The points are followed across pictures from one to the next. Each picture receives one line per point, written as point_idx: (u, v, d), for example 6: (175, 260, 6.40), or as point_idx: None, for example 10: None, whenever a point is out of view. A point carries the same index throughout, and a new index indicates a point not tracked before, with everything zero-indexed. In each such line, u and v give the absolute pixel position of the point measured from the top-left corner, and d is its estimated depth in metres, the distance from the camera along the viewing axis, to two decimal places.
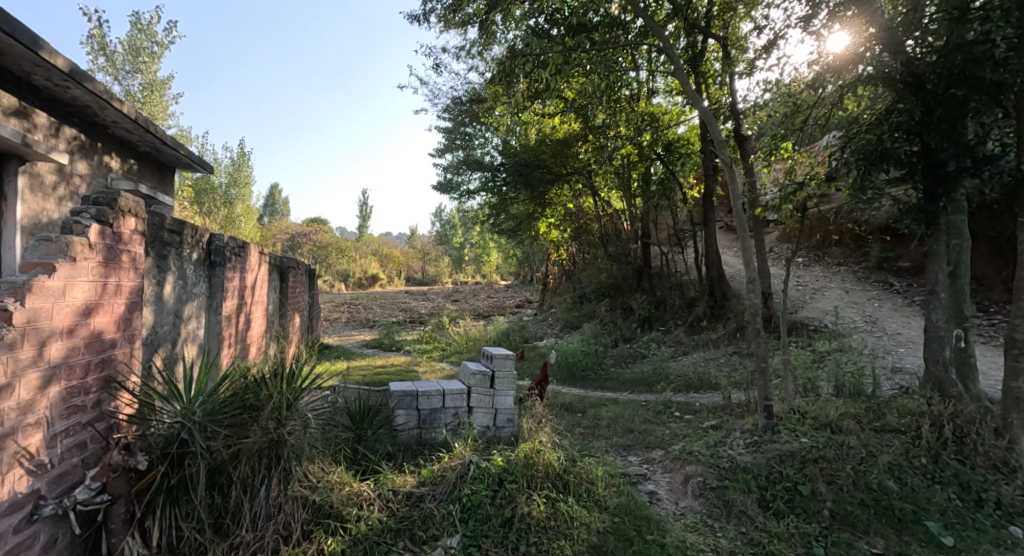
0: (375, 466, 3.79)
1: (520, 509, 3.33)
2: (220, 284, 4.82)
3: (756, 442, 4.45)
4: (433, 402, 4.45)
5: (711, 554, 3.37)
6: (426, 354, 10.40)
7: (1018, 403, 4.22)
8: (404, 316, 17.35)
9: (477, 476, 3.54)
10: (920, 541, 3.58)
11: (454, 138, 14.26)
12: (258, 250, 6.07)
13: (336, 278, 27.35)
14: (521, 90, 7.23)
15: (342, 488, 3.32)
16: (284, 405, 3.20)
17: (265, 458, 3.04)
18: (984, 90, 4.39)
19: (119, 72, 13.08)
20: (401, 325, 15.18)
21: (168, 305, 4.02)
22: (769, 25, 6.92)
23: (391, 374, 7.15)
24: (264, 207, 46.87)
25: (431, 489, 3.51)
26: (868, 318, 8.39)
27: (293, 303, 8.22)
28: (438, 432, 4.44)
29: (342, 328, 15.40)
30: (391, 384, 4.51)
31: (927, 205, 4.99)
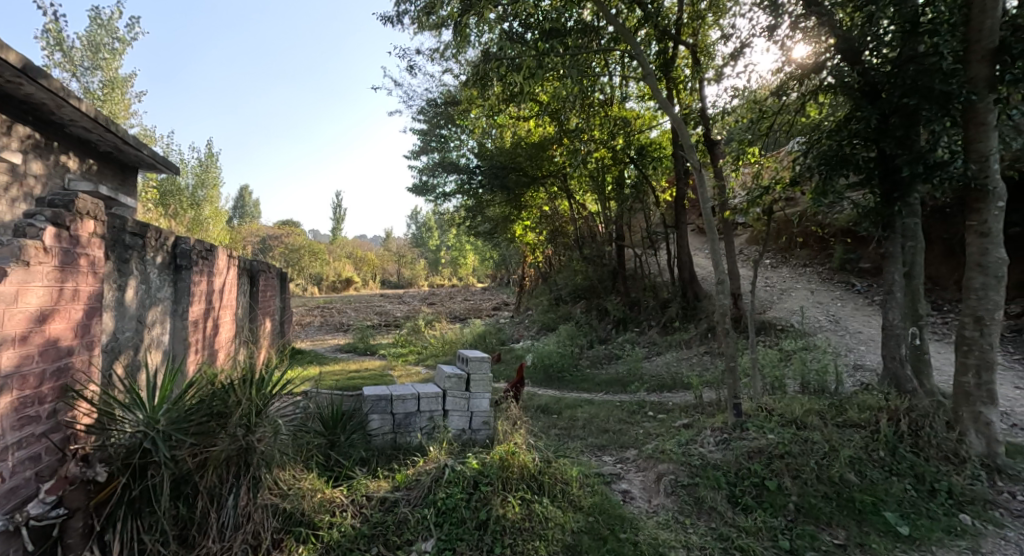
0: (348, 471, 3.80)
1: (495, 512, 3.39)
2: (186, 289, 4.79)
3: (726, 440, 4.61)
4: (408, 406, 4.48)
5: (682, 551, 3.47)
6: (402, 357, 10.40)
7: (968, 397, 4.44)
8: (380, 319, 17.28)
9: (451, 479, 3.60)
10: (879, 531, 3.74)
11: (429, 140, 14.29)
12: (227, 253, 6.02)
13: (309, 281, 27.07)
14: (494, 93, 7.31)
15: (314, 495, 3.32)
16: (253, 412, 3.22)
17: (233, 466, 3.08)
18: (934, 99, 4.53)
19: (78, 68, 12.74)
20: (376, 329, 15.14)
21: (130, 311, 3.99)
22: (735, 33, 7.15)
23: (366, 378, 7.15)
24: (235, 208, 46.23)
25: (406, 494, 3.56)
26: (832, 318, 8.68)
27: (264, 308, 8.15)
28: (413, 436, 4.47)
29: (316, 332, 15.26)
30: (365, 388, 4.52)
31: (884, 208, 5.19)
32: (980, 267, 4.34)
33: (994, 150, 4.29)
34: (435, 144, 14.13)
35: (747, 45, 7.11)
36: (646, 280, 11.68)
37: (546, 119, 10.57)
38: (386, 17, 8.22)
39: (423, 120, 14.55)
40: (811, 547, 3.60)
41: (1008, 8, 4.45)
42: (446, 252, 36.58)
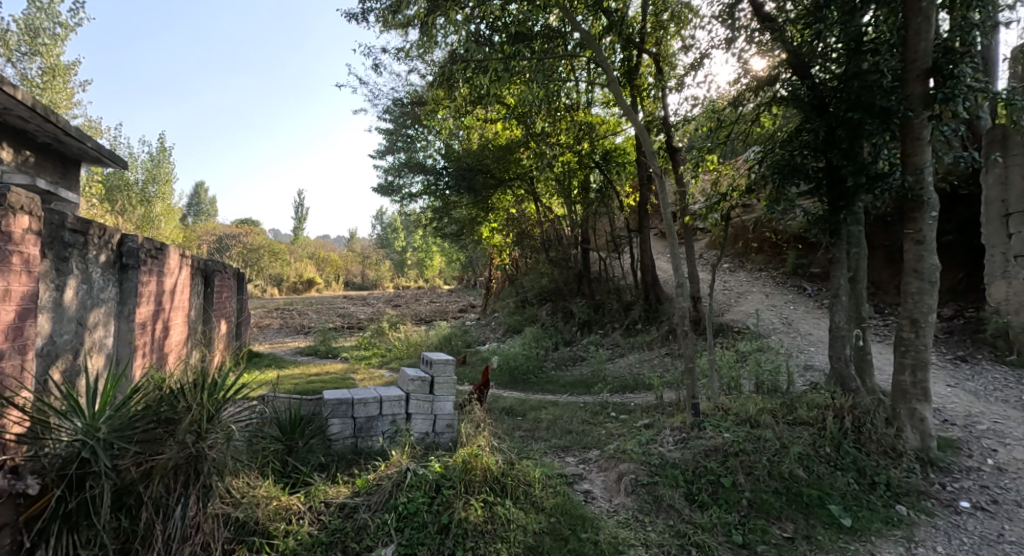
0: (306, 477, 3.81)
1: (457, 515, 3.45)
2: (132, 289, 4.71)
3: (685, 439, 4.77)
4: (370, 409, 4.51)
5: (641, 549, 3.59)
6: (365, 360, 10.33)
7: (904, 395, 4.71)
8: (342, 322, 17.08)
9: (413, 483, 3.64)
10: (824, 524, 3.96)
11: (395, 140, 14.24)
12: (178, 252, 5.93)
13: (269, 282, 26.54)
14: (461, 95, 7.38)
15: (269, 503, 3.35)
16: (204, 417, 3.19)
17: (182, 475, 3.05)
18: (876, 114, 4.82)
19: (14, 53, 12.25)
20: (337, 332, 14.98)
21: (70, 313, 3.90)
22: (695, 44, 7.41)
23: (327, 381, 7.10)
24: (190, 208, 45.00)
25: (365, 500, 3.58)
26: (785, 320, 9.02)
27: (218, 310, 7.99)
28: (375, 440, 4.50)
29: (275, 335, 15.00)
30: (325, 392, 4.52)
31: (831, 216, 5.44)
32: (916, 273, 4.61)
33: (928, 164, 4.56)
34: (401, 144, 14.09)
35: (706, 57, 7.36)
36: (610, 283, 11.89)
37: (513, 123, 10.70)
38: (350, 13, 8.21)
39: (388, 120, 14.50)
40: (762, 541, 3.79)
41: (939, 31, 4.77)
42: (412, 254, 36.39)
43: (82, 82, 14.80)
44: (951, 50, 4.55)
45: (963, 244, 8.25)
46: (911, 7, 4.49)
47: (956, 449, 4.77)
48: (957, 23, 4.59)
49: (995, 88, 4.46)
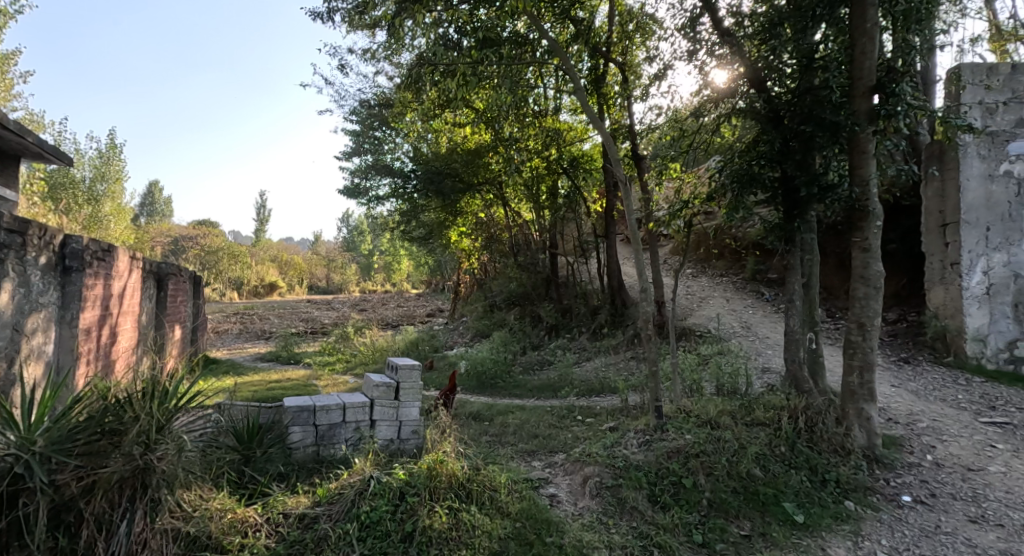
0: (264, 487, 3.79)
1: (422, 523, 3.48)
2: (75, 293, 4.60)
3: (648, 441, 4.88)
4: (333, 417, 4.50)
5: (604, 551, 3.68)
6: (329, 366, 10.25)
7: (853, 395, 4.93)
8: (305, 326, 16.81)
9: (377, 491, 3.66)
10: (778, 521, 4.12)
11: (363, 141, 14.16)
12: (127, 255, 5.82)
13: (228, 285, 25.88)
14: (430, 98, 7.41)
15: (223, 516, 3.29)
16: (153, 428, 3.18)
17: (127, 489, 3.04)
18: (826, 128, 5.06)
19: None
20: (301, 337, 14.74)
21: (5, 317, 3.80)
22: (658, 55, 7.63)
23: (287, 388, 7.01)
24: (142, 208, 43.70)
25: (326, 509, 3.56)
26: (744, 324, 9.31)
27: (173, 314, 7.81)
28: (337, 448, 4.50)
29: (235, 340, 14.71)
30: (286, 399, 4.47)
31: (786, 224, 5.64)
32: (862, 279, 4.84)
33: (872, 176, 4.81)
34: (368, 146, 13.98)
35: (669, 67, 7.58)
36: (578, 288, 12.00)
37: (481, 127, 10.81)
38: (315, 13, 8.21)
39: (355, 121, 14.42)
40: (721, 539, 3.93)
41: (883, 51, 5.02)
42: (380, 258, 36.04)
43: (23, 73, 14.29)
44: (894, 70, 4.82)
45: (906, 252, 8.67)
46: (858, 29, 4.74)
47: (899, 446, 5.03)
48: (897, 45, 4.85)
49: (932, 106, 4.75)
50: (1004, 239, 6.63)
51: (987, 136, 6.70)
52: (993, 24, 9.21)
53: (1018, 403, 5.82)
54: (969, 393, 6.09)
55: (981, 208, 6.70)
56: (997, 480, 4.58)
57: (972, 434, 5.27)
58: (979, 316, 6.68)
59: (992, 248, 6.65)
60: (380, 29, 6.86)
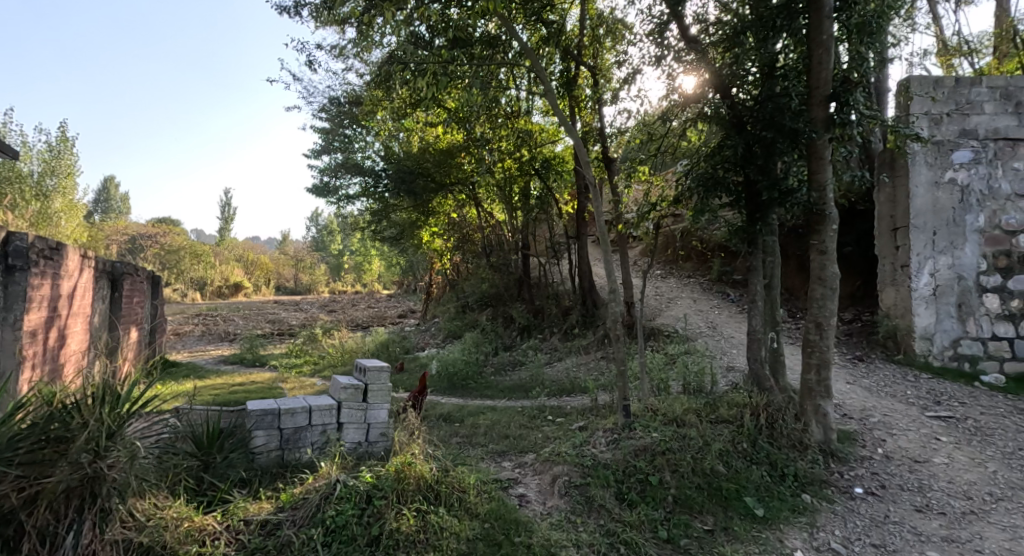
0: (225, 494, 3.74)
1: (389, 525, 3.49)
2: (18, 294, 4.46)
3: (616, 440, 4.96)
4: (298, 420, 4.48)
5: (572, 549, 3.73)
6: (296, 368, 10.13)
7: (811, 392, 5.10)
8: (271, 328, 16.57)
9: (343, 495, 3.65)
10: (740, 515, 4.26)
11: (332, 139, 14.04)
12: (77, 254, 5.69)
13: (190, 286, 25.30)
14: (400, 96, 7.41)
15: (179, 525, 3.25)
16: (104, 435, 3.14)
17: (75, 499, 2.99)
18: (786, 135, 5.25)
19: None
20: (266, 339, 14.49)
21: None
22: (627, 59, 7.79)
23: (252, 392, 6.91)
24: (96, 204, 42.45)
25: (291, 515, 3.56)
26: (710, 324, 9.52)
27: (127, 315, 7.62)
28: (303, 451, 4.47)
29: (196, 342, 14.42)
30: (248, 404, 4.44)
31: (748, 227, 5.80)
32: (819, 280, 5.02)
33: (829, 181, 5.00)
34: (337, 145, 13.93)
35: (638, 72, 7.73)
36: (550, 288, 12.06)
37: (453, 127, 10.85)
38: (282, 6, 8.13)
39: (325, 118, 14.29)
40: (685, 534, 4.05)
41: (839, 61, 5.20)
42: (350, 258, 35.69)
43: None
44: (849, 80, 5.02)
45: (861, 255, 9.00)
46: (815, 39, 4.92)
47: (854, 441, 5.24)
48: (852, 56, 5.04)
49: (883, 115, 4.97)
50: (949, 243, 6.94)
51: (934, 145, 7.01)
52: (941, 37, 9.67)
53: (962, 399, 6.13)
54: (917, 389, 6.38)
55: (928, 213, 6.99)
56: (941, 470, 4.82)
57: (918, 427, 5.52)
58: (927, 315, 6.96)
59: (939, 251, 6.94)
60: (348, 26, 6.84)
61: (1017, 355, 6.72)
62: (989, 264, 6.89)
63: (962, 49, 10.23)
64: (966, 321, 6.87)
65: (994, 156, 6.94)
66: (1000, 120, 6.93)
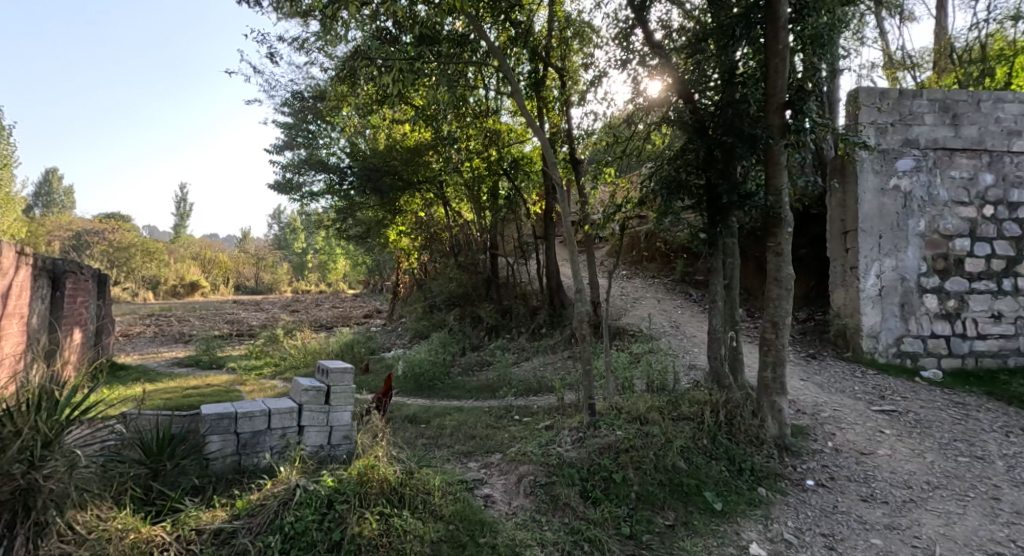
0: (175, 503, 3.68)
1: (350, 531, 3.48)
2: None
3: (582, 438, 5.03)
4: (257, 424, 4.43)
5: (537, 548, 3.80)
6: (256, 370, 9.93)
7: (768, 389, 5.28)
8: (229, 329, 16.18)
9: (303, 500, 3.62)
10: (699, 509, 4.40)
11: (297, 134, 13.93)
12: (10, 251, 5.49)
13: (141, 285, 24.47)
14: (364, 92, 7.33)
15: (124, 537, 3.16)
16: (39, 445, 3.14)
17: (9, 512, 2.96)
18: (745, 140, 5.42)
19: None
20: (224, 340, 14.13)
21: None
22: (594, 62, 7.94)
23: (208, 396, 6.78)
24: (39, 200, 40.65)
25: (246, 522, 3.53)
26: (673, 323, 9.73)
27: (69, 316, 7.37)
28: (261, 456, 4.43)
29: (147, 345, 13.94)
30: (203, 408, 4.37)
31: (709, 228, 5.95)
32: (776, 281, 5.20)
33: (785, 186, 5.18)
34: (303, 139, 13.81)
35: (605, 76, 7.87)
36: (518, 288, 12.10)
37: (420, 125, 10.81)
38: None
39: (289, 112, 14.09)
40: (647, 530, 4.16)
41: (795, 70, 5.39)
42: (313, 258, 35.19)
43: None
44: (803, 89, 5.22)
45: (815, 257, 9.34)
46: (771, 49, 5.10)
47: (806, 435, 5.45)
48: (807, 66, 5.24)
49: (834, 124, 5.19)
50: (893, 246, 7.28)
51: (880, 153, 7.33)
52: (890, 50, 10.11)
53: (904, 393, 6.44)
54: (864, 384, 6.67)
55: (874, 218, 7.30)
56: (884, 461, 5.07)
57: (866, 421, 5.79)
58: (873, 314, 7.26)
59: (885, 254, 7.27)
60: (313, 19, 6.74)
61: (952, 351, 7.15)
62: (928, 266, 7.26)
63: (906, 63, 10.73)
64: (909, 320, 7.22)
65: (933, 164, 7.33)
66: (939, 131, 7.31)
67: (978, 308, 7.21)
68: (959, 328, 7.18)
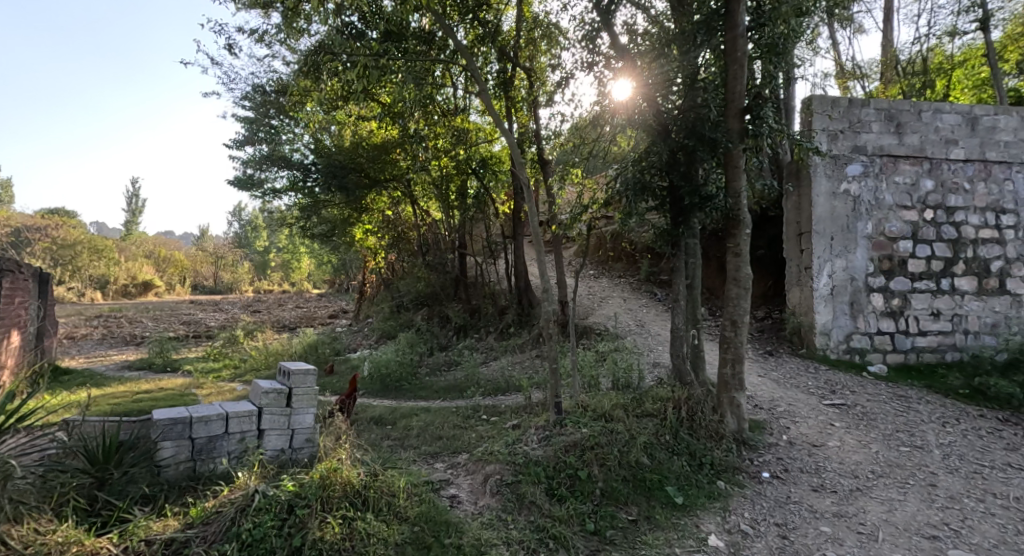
0: (123, 513, 3.63)
1: (311, 536, 3.47)
2: None
3: (547, 436, 5.08)
4: (213, 428, 4.37)
5: (502, 547, 3.85)
6: (214, 374, 9.71)
7: (727, 385, 5.43)
8: (185, 330, 15.70)
9: (262, 506, 3.61)
10: (662, 504, 4.51)
11: (257, 130, 13.79)
12: None
13: (88, 285, 23.58)
14: (328, 88, 7.23)
15: (67, 550, 3.17)
16: None
17: None
18: (706, 144, 5.57)
19: None
20: (180, 343, 13.74)
21: None
22: (560, 64, 8.03)
23: (160, 400, 6.62)
24: None
25: (200, 531, 3.49)
26: (638, 322, 9.91)
27: (6, 318, 7.10)
28: (217, 462, 4.37)
29: (95, 348, 13.42)
30: (156, 413, 4.30)
31: (672, 230, 6.07)
32: (735, 280, 5.37)
33: (743, 189, 5.35)
34: (264, 135, 13.70)
35: (571, 77, 7.98)
36: (486, 288, 12.13)
37: (387, 122, 10.73)
38: None
39: (250, 106, 13.85)
40: (611, 526, 4.25)
41: (754, 77, 5.58)
42: (276, 257, 34.54)
43: None
44: (760, 95, 5.41)
45: (772, 257, 9.64)
46: (731, 56, 5.28)
47: (763, 429, 5.64)
48: (766, 73, 5.41)
49: (789, 130, 5.39)
50: (844, 247, 7.57)
51: (832, 158, 7.60)
52: (841, 60, 10.53)
53: (852, 387, 6.73)
54: (817, 379, 6.93)
55: (827, 220, 7.57)
56: (834, 452, 5.29)
57: (818, 414, 6.02)
58: (825, 313, 7.54)
59: (836, 255, 7.55)
60: (274, 11, 6.62)
61: (897, 347, 7.49)
62: (876, 267, 7.59)
63: (857, 73, 11.18)
64: (857, 317, 7.53)
65: (880, 170, 7.65)
66: (885, 138, 7.63)
67: (919, 306, 7.57)
68: (903, 325, 7.53)
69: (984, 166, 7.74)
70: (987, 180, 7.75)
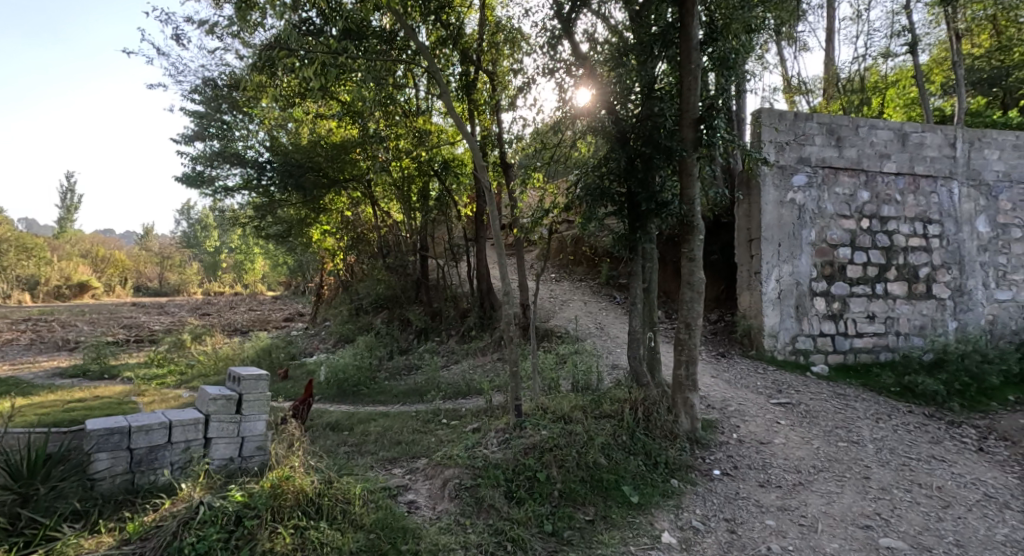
0: (49, 532, 3.54)
1: (261, 547, 3.43)
2: None
3: (507, 439, 5.13)
4: (155, 437, 4.25)
5: (459, 551, 3.88)
6: (158, 380, 9.40)
7: (682, 386, 5.60)
8: (127, 334, 15.16)
9: (207, 518, 3.55)
10: (617, 503, 4.63)
11: (209, 126, 13.44)
12: None
13: (16, 285, 22.62)
14: (281, 85, 7.13)
15: None
16: None
17: None
18: (662, 151, 5.72)
19: None
20: (119, 347, 13.25)
21: None
22: (522, 69, 8.14)
23: (96, 409, 6.37)
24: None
25: (140, 547, 3.43)
26: (597, 325, 10.07)
27: None
28: (159, 473, 4.27)
29: (24, 354, 12.82)
30: (89, 422, 4.15)
31: (629, 235, 6.21)
32: (689, 285, 5.53)
33: (696, 196, 5.52)
34: (215, 130, 13.31)
35: (532, 82, 8.09)
36: (447, 291, 12.14)
37: (346, 120, 10.58)
38: None
39: (202, 100, 13.51)
40: (568, 526, 4.33)
41: (708, 86, 5.83)
42: (228, 258, 33.59)
43: None
44: (713, 106, 5.58)
45: (726, 262, 9.97)
46: (685, 68, 5.47)
47: (714, 428, 5.84)
48: (720, 85, 5.61)
49: (740, 141, 5.60)
50: (790, 253, 7.89)
51: (779, 168, 7.91)
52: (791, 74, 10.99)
53: (797, 387, 7.03)
54: (766, 380, 7.21)
55: (774, 228, 7.88)
56: (780, 449, 5.53)
57: (766, 413, 6.26)
58: (773, 315, 7.84)
59: (782, 260, 7.87)
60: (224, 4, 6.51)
61: (838, 348, 7.86)
62: (819, 272, 7.94)
63: (803, 87, 11.69)
64: (802, 320, 7.87)
65: (822, 180, 8.02)
66: (827, 151, 8.01)
67: (857, 310, 7.96)
68: (843, 327, 7.91)
69: (914, 179, 8.22)
70: (917, 192, 8.23)
